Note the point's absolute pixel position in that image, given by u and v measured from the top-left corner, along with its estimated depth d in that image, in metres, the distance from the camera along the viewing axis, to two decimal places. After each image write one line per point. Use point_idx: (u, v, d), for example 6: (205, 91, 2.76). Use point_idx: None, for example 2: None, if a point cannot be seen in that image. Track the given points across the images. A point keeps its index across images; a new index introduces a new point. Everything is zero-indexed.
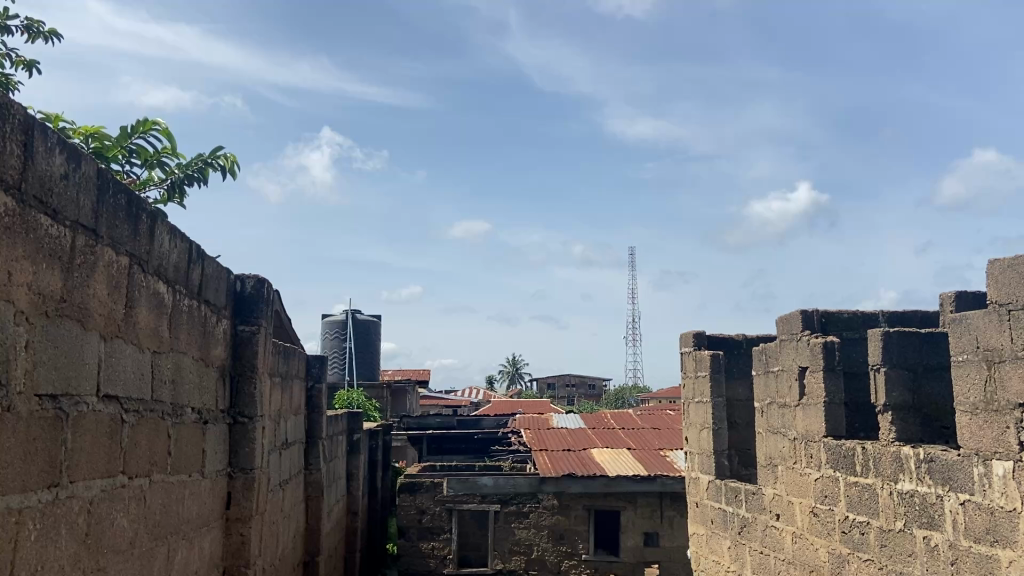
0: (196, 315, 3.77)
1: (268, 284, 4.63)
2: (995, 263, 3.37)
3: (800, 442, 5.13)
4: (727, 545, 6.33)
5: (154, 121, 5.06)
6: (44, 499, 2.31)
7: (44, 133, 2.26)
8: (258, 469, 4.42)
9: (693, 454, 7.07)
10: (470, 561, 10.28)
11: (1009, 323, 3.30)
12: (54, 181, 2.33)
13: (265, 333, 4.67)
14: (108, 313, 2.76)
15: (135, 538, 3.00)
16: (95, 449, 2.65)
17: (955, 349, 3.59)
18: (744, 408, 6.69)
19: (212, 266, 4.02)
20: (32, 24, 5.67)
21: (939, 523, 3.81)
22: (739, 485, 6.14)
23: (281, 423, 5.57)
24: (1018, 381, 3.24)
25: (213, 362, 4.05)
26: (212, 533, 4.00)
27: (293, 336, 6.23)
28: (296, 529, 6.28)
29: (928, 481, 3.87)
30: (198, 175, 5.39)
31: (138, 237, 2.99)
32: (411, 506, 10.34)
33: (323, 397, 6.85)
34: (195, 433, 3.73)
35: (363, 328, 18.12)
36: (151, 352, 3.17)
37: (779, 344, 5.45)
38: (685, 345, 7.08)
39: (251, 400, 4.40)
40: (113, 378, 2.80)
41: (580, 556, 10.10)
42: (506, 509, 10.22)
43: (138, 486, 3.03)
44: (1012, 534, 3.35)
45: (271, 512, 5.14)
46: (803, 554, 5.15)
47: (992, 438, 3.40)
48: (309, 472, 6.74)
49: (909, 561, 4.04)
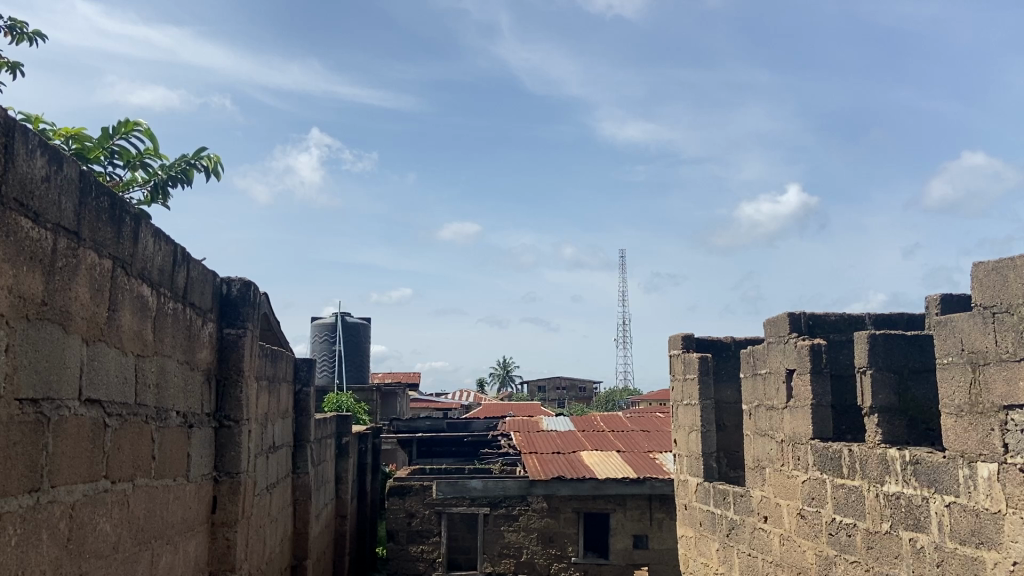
0: (181, 318, 3.74)
1: (255, 287, 4.61)
2: (979, 266, 3.40)
3: (787, 444, 5.14)
4: (716, 547, 6.33)
5: (136, 121, 5.03)
6: (25, 504, 2.29)
7: (24, 135, 2.24)
8: (244, 473, 4.39)
9: (682, 457, 7.08)
10: (459, 564, 10.24)
11: (993, 325, 3.32)
12: (35, 183, 2.31)
13: (252, 336, 4.64)
14: (91, 316, 2.73)
15: (118, 542, 2.97)
16: (76, 453, 2.63)
17: (941, 351, 3.60)
18: (733, 410, 6.71)
19: (197, 269, 3.99)
20: (15, 26, 5.63)
21: (924, 525, 3.83)
22: (726, 488, 6.15)
23: (268, 427, 5.52)
24: (1002, 383, 3.27)
25: (198, 366, 4.03)
26: (198, 538, 3.97)
27: (282, 340, 6.21)
28: (284, 532, 6.23)
29: (914, 483, 3.90)
30: (182, 176, 5.37)
31: (121, 239, 2.97)
32: (400, 509, 10.31)
33: (311, 400, 6.82)
34: (179, 438, 3.70)
35: (352, 330, 17.91)
36: (135, 356, 3.15)
37: (766, 346, 5.47)
38: (674, 348, 7.09)
39: (237, 403, 4.37)
40: (95, 382, 2.78)
41: (570, 558, 10.10)
42: (496, 512, 10.21)
43: (121, 491, 3.01)
44: (997, 537, 3.37)
45: (258, 515, 5.11)
46: (790, 556, 5.15)
47: (978, 440, 3.41)
48: (297, 475, 6.71)
49: (895, 562, 4.06)
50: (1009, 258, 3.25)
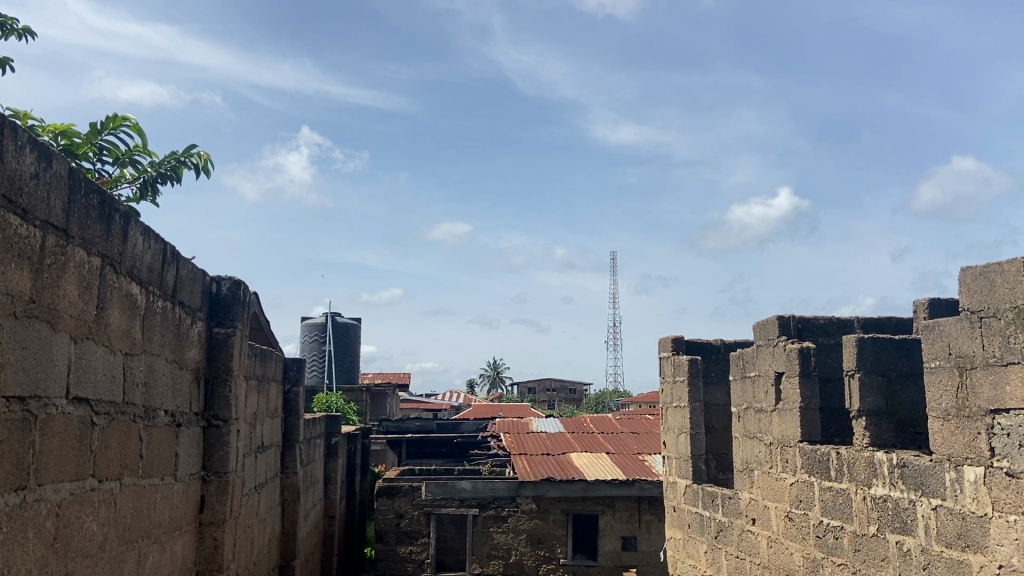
0: (170, 316, 3.72)
1: (245, 286, 4.59)
2: (966, 270, 3.42)
3: (776, 446, 5.16)
4: (705, 549, 6.36)
5: (125, 117, 5.01)
6: (10, 503, 2.27)
7: (13, 131, 2.23)
8: (232, 473, 4.38)
9: (670, 458, 7.10)
10: (447, 565, 10.23)
11: (980, 329, 3.34)
12: (24, 180, 2.29)
13: (242, 335, 4.61)
14: (79, 315, 2.72)
15: (105, 542, 2.96)
16: (63, 451, 2.61)
17: (928, 355, 3.63)
18: (722, 413, 6.74)
19: (186, 268, 3.97)
20: (5, 22, 5.59)
21: (911, 527, 3.85)
22: (715, 490, 6.18)
23: (257, 428, 5.48)
24: (988, 388, 3.30)
25: (187, 365, 4.01)
26: (185, 538, 3.94)
27: (272, 340, 6.19)
28: (271, 533, 6.19)
29: (901, 486, 3.92)
30: (172, 173, 5.34)
31: (110, 237, 2.96)
32: (389, 509, 10.29)
33: (300, 400, 6.80)
34: (167, 436, 3.68)
35: (343, 332, 17.76)
36: (123, 355, 3.12)
37: (755, 349, 5.49)
38: (663, 350, 7.12)
39: (225, 403, 4.35)
40: (83, 380, 2.76)
41: (558, 560, 10.12)
42: (485, 513, 10.20)
43: (108, 490, 2.99)
44: (983, 540, 3.39)
45: (245, 516, 5.06)
46: (778, 558, 5.18)
47: (964, 443, 3.44)
48: (286, 475, 6.68)
49: (882, 565, 4.08)
50: (997, 262, 3.27)
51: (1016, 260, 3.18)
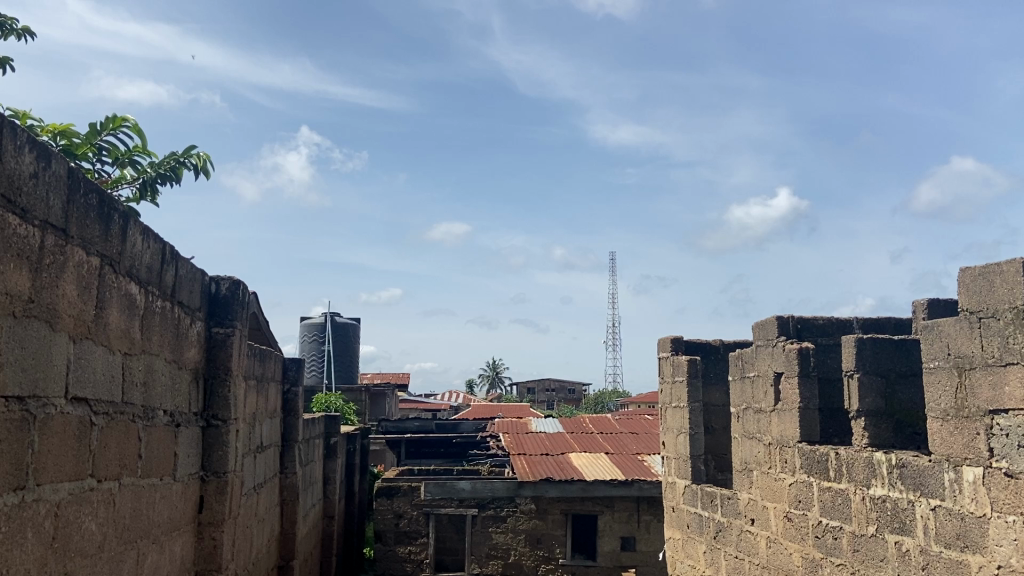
0: (169, 316, 3.72)
1: (244, 286, 4.59)
2: (965, 271, 3.43)
3: (775, 446, 5.16)
4: (704, 549, 6.36)
5: (124, 117, 5.01)
6: (10, 502, 2.27)
7: (13, 131, 2.23)
8: (230, 473, 4.37)
9: (669, 458, 7.10)
10: (446, 566, 10.23)
11: (979, 330, 3.34)
12: (24, 180, 2.29)
13: (240, 335, 4.61)
14: (78, 314, 2.71)
15: (104, 541, 2.96)
16: (62, 451, 2.61)
17: (927, 356, 3.63)
18: (721, 413, 6.73)
19: (186, 268, 3.97)
20: (5, 22, 5.58)
21: (910, 528, 3.85)
22: (714, 490, 6.18)
23: (256, 428, 5.48)
24: (987, 388, 3.30)
25: (186, 365, 4.00)
26: (183, 537, 3.94)
27: (271, 339, 6.19)
28: (270, 533, 6.18)
29: (900, 486, 3.92)
30: (172, 174, 5.34)
31: (110, 237, 2.95)
32: (388, 509, 10.28)
33: (299, 400, 6.80)
34: (166, 436, 3.68)
35: (342, 331, 17.77)
36: (122, 355, 3.13)
37: (754, 350, 5.49)
38: (663, 351, 7.12)
39: (224, 403, 4.35)
40: (82, 379, 2.76)
41: (558, 560, 10.12)
42: (484, 513, 10.20)
43: (108, 489, 2.99)
44: (982, 540, 3.39)
45: (244, 516, 5.06)
46: (777, 559, 5.18)
47: (963, 444, 3.44)
48: (285, 475, 6.68)
49: (881, 565, 4.08)
50: (996, 263, 3.28)
51: (1015, 261, 3.18)
